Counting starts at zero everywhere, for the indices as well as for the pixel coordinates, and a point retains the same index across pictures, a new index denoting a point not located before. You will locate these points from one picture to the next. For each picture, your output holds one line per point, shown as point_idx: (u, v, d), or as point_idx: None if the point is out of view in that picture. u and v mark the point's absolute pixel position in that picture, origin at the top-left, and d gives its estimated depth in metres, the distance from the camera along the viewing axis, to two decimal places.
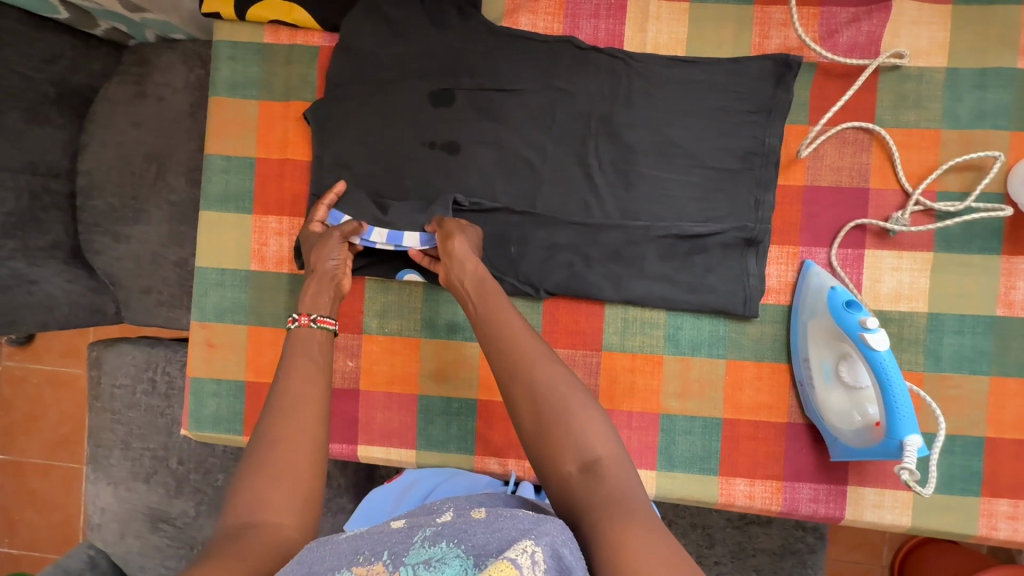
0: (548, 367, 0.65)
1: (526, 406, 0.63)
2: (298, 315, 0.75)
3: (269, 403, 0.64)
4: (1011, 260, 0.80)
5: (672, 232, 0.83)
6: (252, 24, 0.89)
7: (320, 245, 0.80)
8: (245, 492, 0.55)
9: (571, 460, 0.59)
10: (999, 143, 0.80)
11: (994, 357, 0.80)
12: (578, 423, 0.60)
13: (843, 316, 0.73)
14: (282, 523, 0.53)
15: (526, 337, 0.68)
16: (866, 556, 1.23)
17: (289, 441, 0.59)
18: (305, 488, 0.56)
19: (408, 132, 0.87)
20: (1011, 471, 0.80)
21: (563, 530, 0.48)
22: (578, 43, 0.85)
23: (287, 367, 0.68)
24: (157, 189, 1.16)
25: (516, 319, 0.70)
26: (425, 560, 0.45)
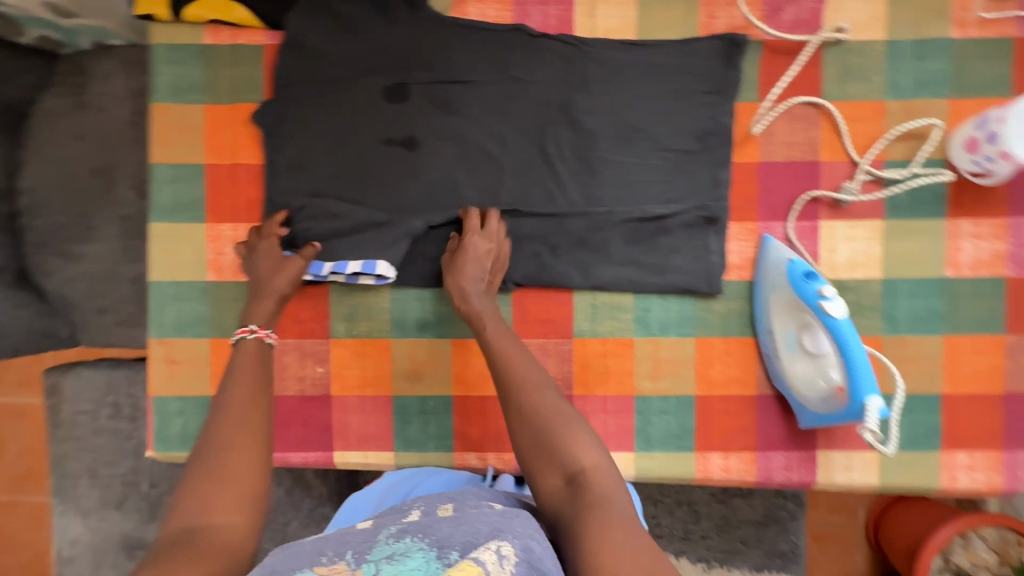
0: (541, 392, 0.68)
1: (522, 426, 0.66)
2: (255, 326, 0.76)
3: (213, 416, 0.64)
4: (955, 223, 0.83)
5: (635, 215, 0.83)
6: (190, 25, 0.86)
7: (283, 267, 0.81)
8: (190, 497, 0.55)
9: (558, 475, 0.62)
10: (939, 111, 0.83)
11: (946, 317, 0.84)
12: (567, 439, 0.64)
13: (802, 287, 0.76)
14: (230, 523, 0.54)
15: (523, 362, 0.72)
16: (845, 518, 1.27)
17: (238, 450, 0.60)
18: (250, 490, 0.57)
19: (364, 129, 0.85)
20: (967, 424, 0.84)
21: (529, 526, 0.52)
22: (530, 31, 0.84)
23: (235, 384, 0.68)
24: (106, 203, 1.11)
25: (513, 341, 0.74)
26: (388, 555, 0.49)
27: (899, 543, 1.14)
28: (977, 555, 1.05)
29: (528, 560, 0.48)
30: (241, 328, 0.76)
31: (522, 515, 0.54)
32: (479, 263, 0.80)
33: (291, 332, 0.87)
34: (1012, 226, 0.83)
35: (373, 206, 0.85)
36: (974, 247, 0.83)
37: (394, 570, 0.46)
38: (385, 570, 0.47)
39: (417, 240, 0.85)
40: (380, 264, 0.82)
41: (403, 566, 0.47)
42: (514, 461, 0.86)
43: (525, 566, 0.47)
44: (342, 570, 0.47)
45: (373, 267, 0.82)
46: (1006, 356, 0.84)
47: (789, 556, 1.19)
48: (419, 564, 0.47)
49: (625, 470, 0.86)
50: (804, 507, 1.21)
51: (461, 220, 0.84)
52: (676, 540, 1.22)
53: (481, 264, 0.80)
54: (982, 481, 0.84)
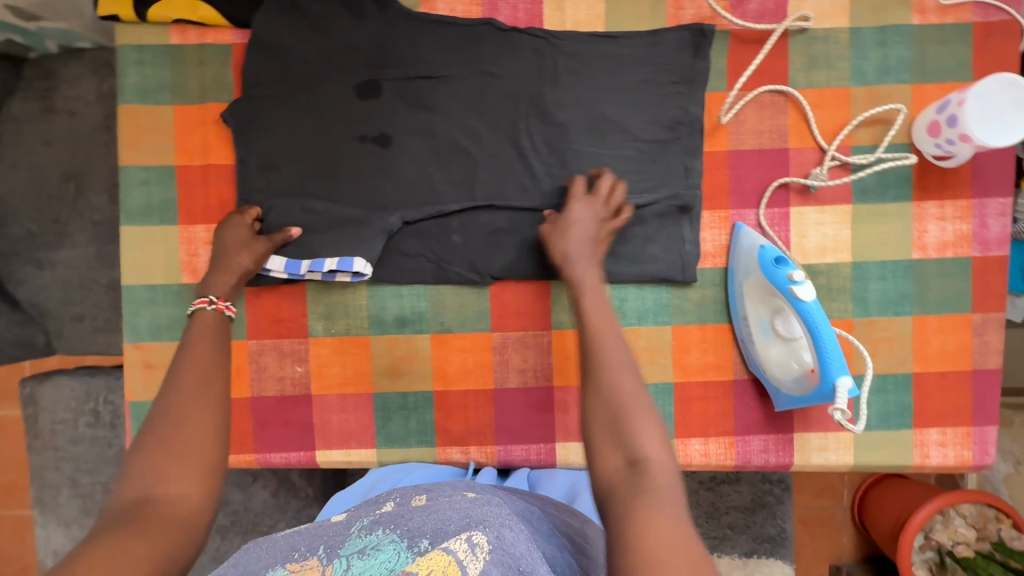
0: (622, 371, 0.64)
1: (595, 399, 0.62)
2: (215, 298, 0.72)
3: (168, 382, 0.61)
4: (921, 205, 0.85)
5: None
6: (156, 25, 0.85)
7: (251, 246, 0.80)
8: (143, 468, 0.53)
9: (618, 455, 0.58)
10: (903, 97, 0.85)
11: (915, 299, 0.86)
12: (635, 424, 0.59)
13: (773, 272, 0.77)
14: (186, 495, 0.52)
15: (609, 335, 0.67)
16: (830, 501, 1.29)
17: (195, 418, 0.57)
18: (208, 460, 0.55)
19: (336, 127, 0.85)
20: (937, 402, 0.86)
21: (500, 515, 0.53)
22: (499, 25, 0.85)
23: (192, 352, 0.65)
24: (78, 209, 1.09)
25: (603, 312, 0.70)
26: (360, 549, 0.50)
27: (883, 522, 1.16)
28: (957, 531, 1.06)
29: (502, 545, 0.48)
30: (200, 298, 0.73)
31: (493, 504, 0.56)
32: (582, 227, 0.78)
33: (268, 332, 0.87)
34: (976, 207, 0.85)
35: (348, 203, 0.85)
36: (940, 230, 0.85)
37: (364, 564, 0.47)
38: (356, 563, 0.47)
39: (393, 237, 0.85)
40: (358, 262, 0.82)
41: (373, 559, 0.47)
42: (496, 453, 0.87)
43: (498, 552, 0.47)
44: (314, 566, 0.48)
45: (351, 265, 0.82)
46: (973, 334, 0.86)
47: (776, 540, 1.20)
48: (389, 556, 0.47)
49: None
50: (791, 491, 1.23)
51: (436, 215, 0.85)
52: None
53: (585, 229, 0.78)
54: (953, 457, 0.86)
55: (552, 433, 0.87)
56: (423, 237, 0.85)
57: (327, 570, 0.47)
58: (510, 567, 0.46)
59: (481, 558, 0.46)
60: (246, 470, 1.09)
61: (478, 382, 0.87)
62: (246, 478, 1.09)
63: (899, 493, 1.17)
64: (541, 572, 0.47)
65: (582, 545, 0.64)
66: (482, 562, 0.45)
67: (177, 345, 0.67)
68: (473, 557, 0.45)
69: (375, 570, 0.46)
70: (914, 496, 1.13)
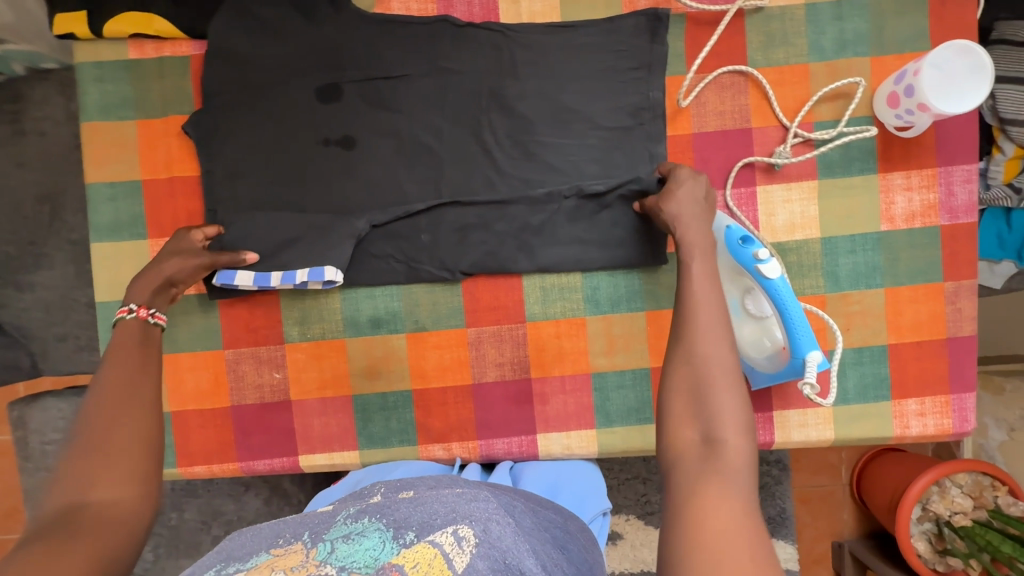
0: (714, 346, 0.60)
1: (680, 370, 0.59)
2: (136, 307, 0.72)
3: (94, 390, 0.60)
4: (887, 176, 0.85)
5: (575, 196, 0.84)
6: (114, 41, 0.85)
7: (187, 260, 0.79)
8: (71, 473, 0.52)
9: (695, 430, 0.56)
10: (863, 69, 0.85)
11: (886, 270, 0.86)
12: (718, 401, 0.57)
13: (740, 252, 0.76)
14: (119, 498, 0.51)
15: (708, 307, 0.63)
16: (829, 479, 1.29)
17: (125, 422, 0.57)
18: (140, 463, 0.54)
19: (299, 133, 0.85)
20: (915, 372, 0.86)
21: (488, 511, 0.51)
22: (454, 21, 0.85)
23: (112, 363, 0.64)
24: (55, 230, 1.09)
25: (706, 282, 0.66)
26: (345, 535, 0.50)
27: (880, 498, 1.16)
28: (954, 501, 1.06)
29: (488, 539, 0.48)
30: (122, 307, 0.72)
31: (481, 499, 0.54)
32: (695, 195, 0.75)
33: (244, 341, 0.87)
34: (942, 175, 0.85)
35: (315, 207, 0.85)
36: (907, 200, 0.85)
37: (349, 548, 0.47)
38: (341, 547, 0.47)
39: (362, 240, 0.85)
40: (327, 271, 0.82)
41: (358, 545, 0.47)
42: (478, 448, 0.87)
43: (485, 545, 0.47)
44: (298, 550, 0.48)
45: (321, 275, 0.82)
46: (947, 302, 0.85)
47: (778, 521, 1.21)
48: (374, 543, 0.47)
49: (588, 448, 0.87)
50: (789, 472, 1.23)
51: (403, 215, 0.85)
52: None
53: (694, 201, 0.75)
54: (933, 426, 0.86)
55: (532, 425, 0.87)
56: (392, 236, 0.85)
57: (311, 553, 0.47)
58: (496, 561, 0.47)
59: (468, 552, 0.46)
60: (238, 480, 1.10)
61: (456, 378, 0.87)
62: (238, 488, 1.09)
63: (895, 467, 1.17)
64: (527, 564, 0.48)
65: (562, 538, 0.58)
66: (469, 555, 0.46)
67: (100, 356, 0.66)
68: (459, 551, 0.46)
69: (360, 557, 0.46)
70: (910, 468, 1.13)
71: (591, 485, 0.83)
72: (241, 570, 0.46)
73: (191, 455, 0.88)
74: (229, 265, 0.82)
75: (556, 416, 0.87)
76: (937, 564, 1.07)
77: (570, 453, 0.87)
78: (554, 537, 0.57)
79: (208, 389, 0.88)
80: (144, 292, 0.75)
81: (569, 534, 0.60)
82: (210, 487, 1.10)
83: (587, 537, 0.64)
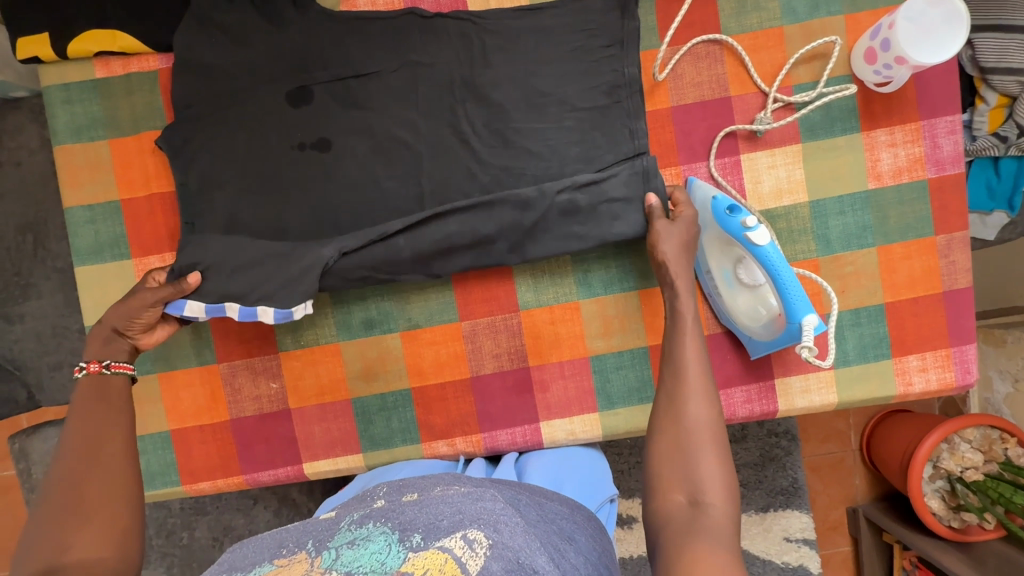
0: (700, 408, 0.62)
1: (668, 433, 0.61)
2: (87, 362, 0.69)
3: (65, 450, 0.61)
4: (870, 134, 0.84)
5: (567, 187, 0.80)
6: (80, 61, 0.85)
7: (132, 302, 0.76)
8: (49, 536, 0.54)
9: (682, 492, 0.58)
10: (837, 28, 0.84)
11: (876, 229, 0.85)
12: (702, 463, 0.59)
13: (727, 222, 0.76)
14: (97, 556, 0.54)
15: (694, 367, 0.65)
16: (839, 445, 1.29)
17: (99, 479, 0.59)
18: (119, 520, 0.57)
19: (274, 139, 0.84)
20: (914, 329, 0.85)
21: (498, 513, 0.49)
22: (422, 12, 0.84)
23: (74, 422, 0.64)
24: (40, 258, 1.08)
25: (694, 340, 0.67)
26: (349, 541, 0.49)
27: (890, 459, 1.16)
28: (964, 457, 1.06)
29: (500, 540, 0.46)
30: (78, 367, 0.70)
31: (488, 499, 0.52)
32: (686, 234, 0.76)
33: (238, 353, 0.87)
34: (926, 128, 0.84)
35: (297, 212, 0.84)
36: (892, 156, 0.85)
37: (354, 553, 0.46)
38: (346, 552, 0.46)
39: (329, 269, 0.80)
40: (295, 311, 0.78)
41: (364, 549, 0.46)
42: (482, 441, 0.86)
43: (498, 547, 0.45)
44: (302, 559, 0.47)
45: (290, 315, 0.78)
46: (939, 256, 0.85)
47: (790, 491, 1.19)
48: (380, 547, 0.46)
49: (592, 432, 0.86)
50: (798, 442, 1.23)
51: (378, 238, 0.81)
52: None
53: (684, 241, 0.76)
54: (936, 381, 0.85)
55: (534, 413, 0.86)
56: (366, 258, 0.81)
57: (316, 562, 0.46)
58: (509, 561, 0.44)
59: (481, 554, 0.44)
60: (246, 494, 1.09)
61: (454, 373, 0.86)
62: (247, 502, 1.09)
63: (904, 428, 1.17)
64: (540, 563, 0.46)
65: (570, 530, 0.57)
66: (482, 558, 0.44)
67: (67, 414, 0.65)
68: (472, 554, 0.44)
69: (365, 561, 0.45)
70: (919, 428, 1.13)
71: (596, 470, 0.82)
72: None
73: (195, 472, 0.87)
74: (175, 297, 0.77)
75: (558, 402, 0.86)
76: (952, 521, 1.07)
77: (575, 438, 0.86)
78: (561, 530, 0.56)
79: (205, 404, 0.87)
80: (95, 345, 0.73)
81: (575, 525, 0.59)
82: (218, 503, 1.09)
83: (594, 525, 0.63)
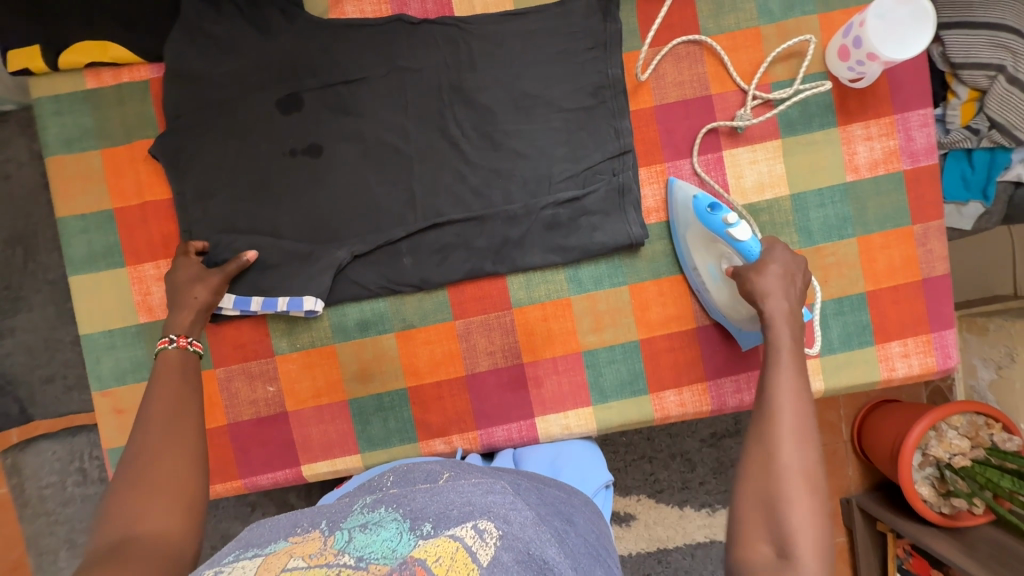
0: (793, 460, 0.61)
1: (756, 476, 0.61)
2: (174, 336, 0.73)
3: (142, 422, 0.62)
4: (847, 129, 0.87)
5: (549, 204, 0.85)
6: (70, 72, 0.85)
7: (203, 281, 0.80)
8: (122, 504, 0.54)
9: (769, 543, 0.57)
10: (812, 27, 0.87)
11: (856, 220, 0.88)
12: (796, 517, 0.57)
13: (709, 219, 0.77)
14: (166, 529, 0.53)
15: (789, 413, 0.64)
16: (829, 437, 1.31)
17: (172, 457, 0.59)
18: (188, 493, 0.57)
19: (266, 145, 0.85)
20: (895, 316, 0.88)
21: (509, 505, 0.50)
22: (409, 19, 0.86)
23: (156, 396, 0.65)
24: (30, 271, 1.08)
25: (789, 385, 0.66)
26: (362, 524, 0.49)
27: (881, 448, 1.18)
28: (952, 444, 1.07)
29: (510, 531, 0.47)
30: (162, 339, 0.73)
31: (497, 491, 0.53)
32: (790, 278, 0.73)
33: (234, 358, 0.87)
34: (899, 122, 0.87)
35: (290, 217, 0.85)
36: (869, 149, 0.87)
37: (366, 539, 0.46)
38: (359, 536, 0.47)
39: (343, 270, 0.85)
40: (306, 301, 0.83)
41: (376, 535, 0.47)
42: (479, 438, 0.87)
43: (508, 538, 0.45)
44: (316, 538, 0.48)
45: (301, 305, 0.83)
46: (917, 245, 0.88)
47: None
48: (391, 535, 0.46)
49: (587, 426, 0.87)
50: None
51: (384, 243, 0.85)
52: (676, 492, 1.19)
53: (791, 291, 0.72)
54: (918, 365, 0.88)
55: (529, 409, 0.87)
56: (373, 262, 0.86)
57: (329, 542, 0.46)
58: (519, 553, 0.45)
59: (492, 544, 0.44)
60: (244, 501, 1.09)
61: (449, 372, 0.88)
62: (245, 509, 1.09)
63: (892, 415, 1.19)
64: (550, 554, 0.47)
65: (568, 512, 0.59)
66: (493, 548, 0.44)
67: (145, 386, 0.68)
68: (482, 543, 0.44)
69: (377, 547, 0.44)
70: (908, 415, 1.16)
71: (592, 461, 0.84)
72: (260, 556, 0.45)
73: None
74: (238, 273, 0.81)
75: (552, 397, 0.87)
76: (942, 507, 1.09)
77: (570, 433, 0.87)
78: (560, 512, 0.58)
79: None
80: (184, 324, 0.77)
81: (573, 507, 0.61)
82: (216, 511, 1.09)
83: (591, 508, 0.65)
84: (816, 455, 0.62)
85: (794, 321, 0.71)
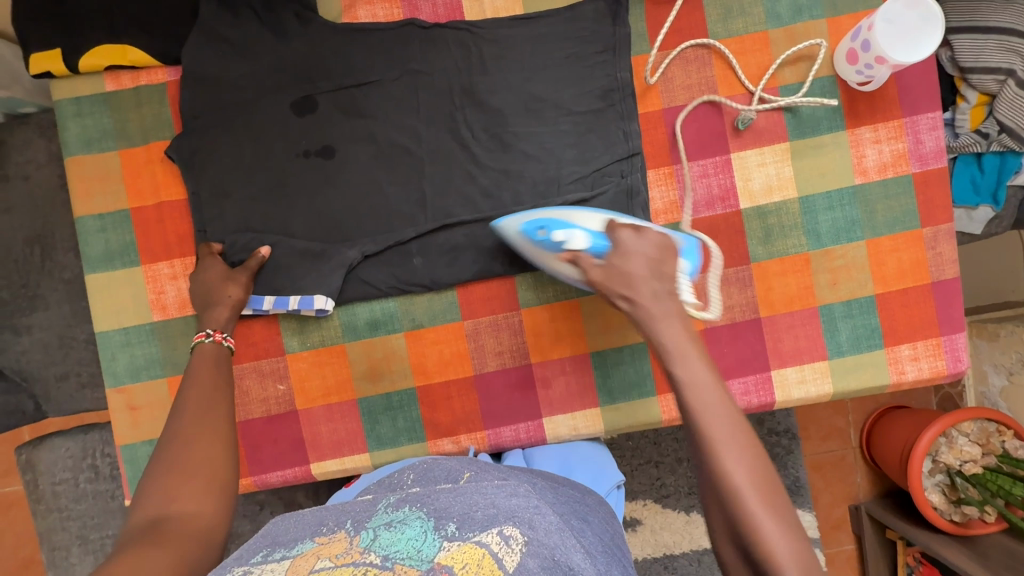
0: (739, 468, 0.56)
1: (714, 506, 0.56)
2: (211, 331, 0.76)
3: (174, 415, 0.64)
4: (855, 132, 0.87)
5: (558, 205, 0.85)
6: (90, 75, 0.87)
7: (231, 278, 0.82)
8: (157, 488, 0.55)
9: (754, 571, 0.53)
10: (820, 31, 0.88)
11: (864, 223, 0.88)
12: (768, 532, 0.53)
13: (546, 245, 0.75)
14: (198, 511, 0.54)
15: (715, 423, 0.58)
16: (837, 443, 1.31)
17: (203, 446, 0.60)
18: (218, 481, 0.58)
19: (279, 147, 0.87)
20: (904, 319, 0.88)
21: (532, 509, 0.50)
22: (421, 24, 0.87)
23: (192, 388, 0.67)
24: (47, 270, 1.10)
25: (708, 395, 0.60)
26: (386, 523, 0.50)
27: (889, 454, 1.17)
28: (963, 451, 1.06)
29: (536, 537, 0.47)
30: (200, 334, 0.76)
31: (521, 495, 0.53)
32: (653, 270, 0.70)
33: (246, 356, 0.88)
34: (909, 125, 0.87)
35: (302, 218, 0.87)
36: (878, 152, 0.88)
37: (392, 537, 0.47)
38: (384, 535, 0.47)
39: (354, 269, 0.87)
40: (318, 300, 0.84)
41: (401, 534, 0.47)
42: (486, 438, 0.88)
43: (534, 545, 0.45)
44: (342, 537, 0.48)
45: (312, 304, 0.84)
46: (927, 248, 0.87)
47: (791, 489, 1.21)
48: (416, 534, 0.47)
49: (594, 427, 0.88)
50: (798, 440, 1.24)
51: (394, 244, 0.86)
52: (683, 497, 1.18)
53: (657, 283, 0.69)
54: (928, 369, 0.87)
55: (537, 409, 0.88)
56: (383, 262, 0.87)
57: (355, 541, 0.47)
58: (545, 559, 0.45)
59: (517, 551, 0.44)
60: (252, 500, 1.10)
61: (458, 372, 0.88)
62: (253, 508, 1.09)
63: (902, 421, 1.18)
64: (575, 560, 0.47)
65: (582, 511, 0.59)
66: (519, 554, 0.44)
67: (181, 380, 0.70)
68: (508, 550, 0.44)
69: (403, 547, 0.45)
70: (918, 421, 1.14)
71: (605, 465, 0.85)
72: (288, 558, 0.46)
73: None
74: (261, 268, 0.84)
75: (559, 398, 0.88)
76: (954, 514, 1.08)
77: (577, 433, 0.88)
78: (576, 511, 0.58)
79: None
80: (221, 320, 0.78)
81: (588, 506, 0.61)
82: None
83: (605, 509, 0.65)
84: (759, 452, 0.58)
85: (677, 312, 0.68)
